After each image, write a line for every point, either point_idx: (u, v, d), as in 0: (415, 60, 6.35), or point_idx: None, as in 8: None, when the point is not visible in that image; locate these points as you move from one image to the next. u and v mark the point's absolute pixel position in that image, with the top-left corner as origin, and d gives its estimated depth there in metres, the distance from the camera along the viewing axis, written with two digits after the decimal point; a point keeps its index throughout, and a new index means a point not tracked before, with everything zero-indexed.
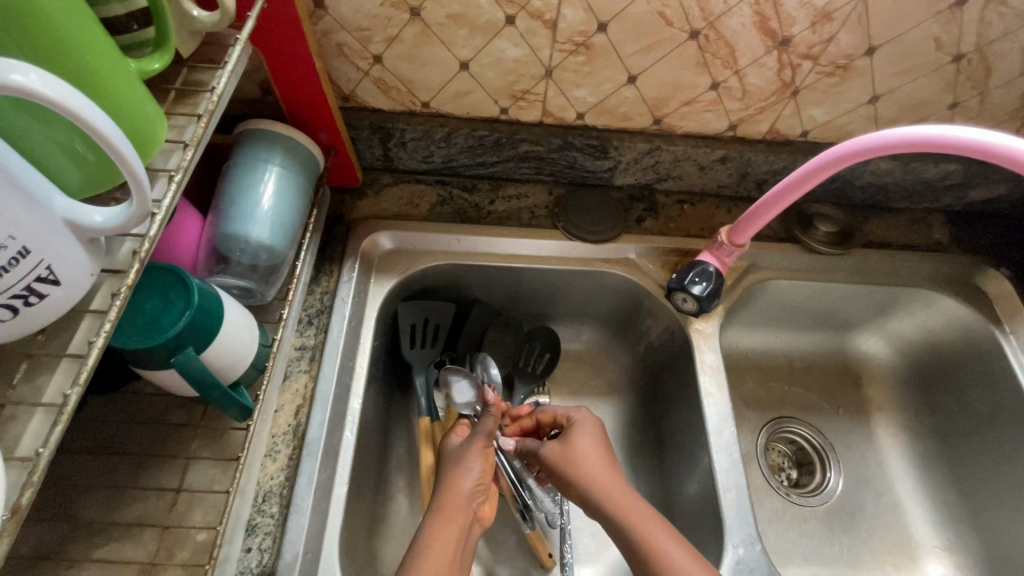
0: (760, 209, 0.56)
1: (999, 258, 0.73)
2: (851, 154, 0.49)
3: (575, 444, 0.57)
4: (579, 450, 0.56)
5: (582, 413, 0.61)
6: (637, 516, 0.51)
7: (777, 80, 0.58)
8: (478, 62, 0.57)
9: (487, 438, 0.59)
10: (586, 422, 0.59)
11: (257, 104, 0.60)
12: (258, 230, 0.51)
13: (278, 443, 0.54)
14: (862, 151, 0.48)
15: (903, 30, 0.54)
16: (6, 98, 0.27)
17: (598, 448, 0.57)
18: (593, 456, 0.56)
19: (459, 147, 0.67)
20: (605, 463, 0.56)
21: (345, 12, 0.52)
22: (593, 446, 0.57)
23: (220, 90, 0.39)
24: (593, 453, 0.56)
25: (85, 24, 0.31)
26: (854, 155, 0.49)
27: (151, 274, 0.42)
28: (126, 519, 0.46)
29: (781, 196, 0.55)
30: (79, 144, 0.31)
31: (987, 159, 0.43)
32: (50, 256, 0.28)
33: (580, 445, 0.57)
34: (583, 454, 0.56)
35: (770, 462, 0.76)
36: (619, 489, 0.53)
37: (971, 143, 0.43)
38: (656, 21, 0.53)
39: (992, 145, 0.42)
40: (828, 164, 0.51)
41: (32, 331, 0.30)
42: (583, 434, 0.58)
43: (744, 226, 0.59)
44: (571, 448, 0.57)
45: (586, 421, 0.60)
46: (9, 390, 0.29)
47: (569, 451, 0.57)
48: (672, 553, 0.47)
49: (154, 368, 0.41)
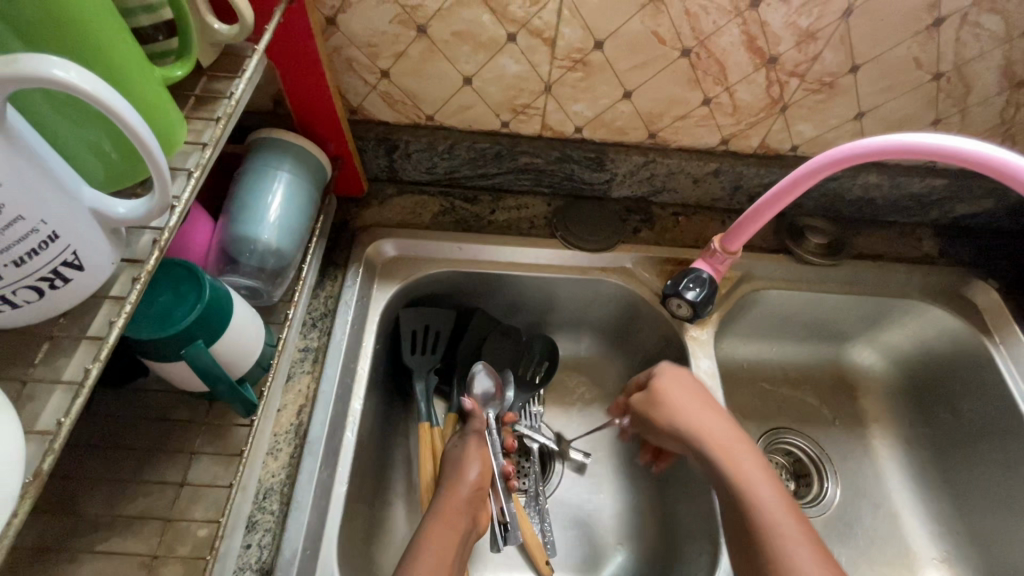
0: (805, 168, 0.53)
1: (988, 271, 0.75)
2: (862, 154, 0.50)
3: (671, 392, 0.59)
4: (674, 403, 0.58)
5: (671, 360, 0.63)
6: (739, 460, 0.53)
7: (766, 96, 0.61)
8: (481, 77, 0.60)
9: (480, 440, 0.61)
10: (678, 372, 0.61)
11: (268, 115, 0.62)
12: (267, 234, 0.52)
13: (279, 442, 0.54)
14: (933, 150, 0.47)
15: (883, 50, 0.56)
16: (35, 90, 0.29)
17: (696, 395, 0.59)
18: (686, 403, 0.58)
19: (462, 159, 0.70)
20: (705, 407, 0.58)
21: (354, 28, 0.55)
22: (688, 396, 0.58)
23: (238, 96, 0.41)
24: (688, 397, 0.58)
25: (116, 31, 0.33)
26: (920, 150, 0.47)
27: (165, 269, 0.44)
28: (129, 511, 0.46)
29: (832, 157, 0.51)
30: (97, 139, 0.32)
31: (964, 166, 0.46)
32: (77, 243, 0.30)
33: (674, 398, 0.59)
34: (678, 406, 0.58)
35: None
36: (722, 433, 0.56)
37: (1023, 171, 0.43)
38: (649, 40, 0.56)
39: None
40: (841, 159, 0.51)
41: (55, 315, 0.32)
42: (679, 377, 0.60)
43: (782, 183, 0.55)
44: (664, 400, 0.59)
45: (677, 372, 0.60)
46: (29, 367, 0.31)
47: (660, 403, 0.59)
48: (765, 497, 0.50)
49: (163, 360, 0.42)
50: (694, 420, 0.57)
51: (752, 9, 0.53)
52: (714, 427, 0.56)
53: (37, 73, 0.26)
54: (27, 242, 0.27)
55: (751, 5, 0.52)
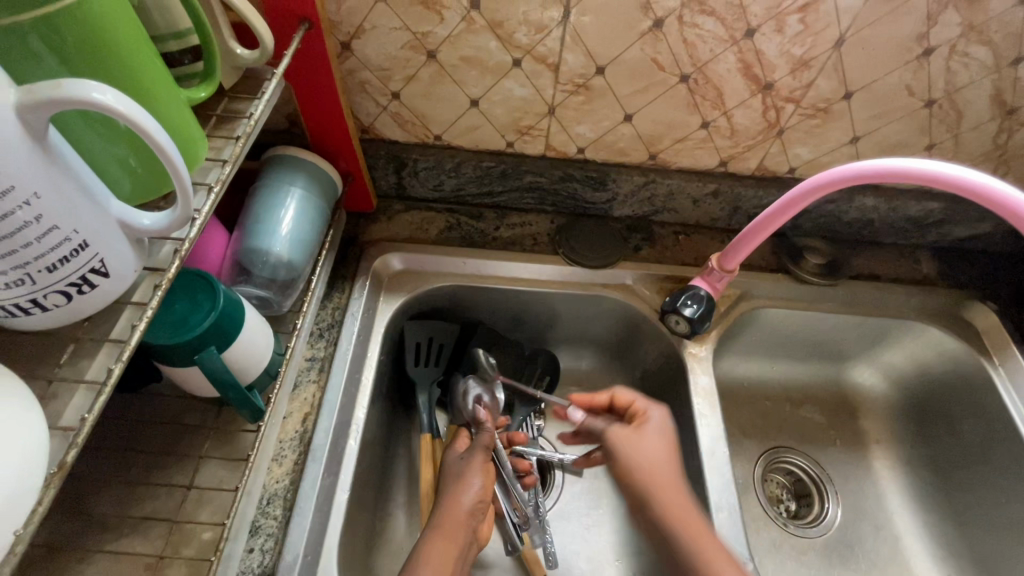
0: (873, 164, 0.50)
1: (987, 293, 0.75)
2: (861, 175, 0.51)
3: (642, 452, 0.53)
4: (647, 451, 0.53)
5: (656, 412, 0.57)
6: (708, 548, 0.46)
7: (763, 120, 0.63)
8: (487, 100, 0.63)
9: (479, 452, 0.61)
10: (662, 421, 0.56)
11: (283, 133, 0.65)
12: (279, 247, 0.55)
13: (284, 449, 0.56)
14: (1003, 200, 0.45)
15: (876, 78, 0.58)
16: (72, 111, 0.31)
17: (671, 450, 0.54)
18: (656, 467, 0.52)
19: (468, 177, 0.72)
20: (675, 478, 0.51)
21: (367, 53, 0.58)
22: (662, 456, 0.53)
23: (257, 117, 0.44)
24: (659, 460, 0.52)
25: (149, 56, 0.35)
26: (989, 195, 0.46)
27: (182, 277, 0.46)
28: (136, 513, 0.48)
29: (905, 164, 0.49)
30: (125, 155, 0.35)
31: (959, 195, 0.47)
32: (105, 253, 0.32)
33: (648, 446, 0.54)
34: (647, 466, 0.52)
35: (768, 493, 0.78)
36: (688, 512, 0.49)
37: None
38: (649, 66, 0.58)
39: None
40: (839, 179, 0.52)
41: (80, 319, 0.34)
42: (656, 435, 0.55)
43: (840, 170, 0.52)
44: (636, 445, 0.54)
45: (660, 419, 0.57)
46: (56, 367, 0.33)
47: (635, 443, 0.54)
48: None
49: (176, 364, 0.44)
50: (661, 474, 0.51)
51: (747, 38, 0.55)
52: (681, 504, 0.49)
53: (78, 96, 0.27)
54: (60, 251, 0.30)
55: (746, 34, 0.55)
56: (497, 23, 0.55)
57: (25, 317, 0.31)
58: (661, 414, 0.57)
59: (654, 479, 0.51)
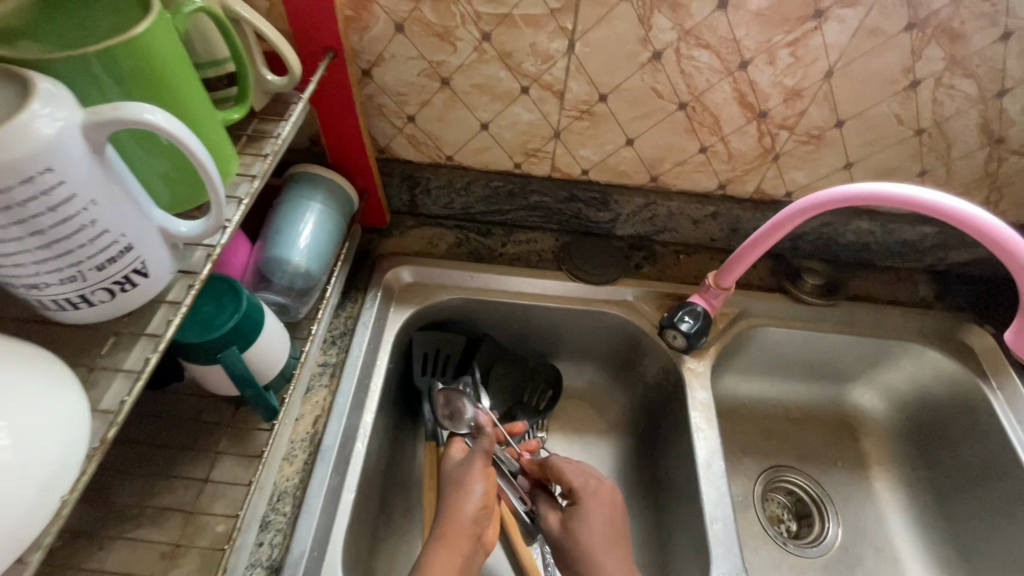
0: (967, 210, 0.48)
1: (985, 315, 0.76)
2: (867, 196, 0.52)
3: (582, 540, 0.58)
4: (583, 540, 0.58)
5: (586, 483, 0.62)
6: None
7: (759, 146, 0.66)
8: (497, 124, 0.67)
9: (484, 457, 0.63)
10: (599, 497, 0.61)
11: (305, 152, 0.69)
12: (297, 256, 0.58)
13: (295, 449, 0.58)
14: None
15: (866, 107, 0.61)
16: (124, 130, 0.35)
17: (608, 528, 0.59)
18: (596, 551, 0.57)
19: (477, 196, 0.76)
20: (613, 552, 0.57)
21: (386, 79, 0.63)
22: (601, 537, 0.58)
23: (285, 137, 0.48)
24: (598, 542, 0.58)
25: (193, 83, 0.40)
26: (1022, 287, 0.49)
27: (208, 282, 0.49)
28: (155, 504, 0.50)
29: (994, 227, 0.48)
30: (165, 169, 0.39)
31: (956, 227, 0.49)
32: (145, 257, 0.36)
33: (582, 535, 0.59)
34: (589, 553, 0.57)
35: (769, 512, 0.79)
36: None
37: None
38: (649, 94, 0.62)
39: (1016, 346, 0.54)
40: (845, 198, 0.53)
41: (119, 316, 0.37)
42: (590, 516, 0.60)
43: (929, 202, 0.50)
44: (573, 537, 0.59)
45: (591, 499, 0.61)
46: (96, 357, 0.36)
47: (571, 536, 0.59)
48: None
49: (199, 363, 0.47)
50: (598, 561, 0.57)
51: (742, 70, 0.58)
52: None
53: (133, 117, 0.31)
54: (108, 253, 0.33)
55: (740, 66, 0.58)
56: (507, 54, 0.59)
57: (72, 311, 0.35)
58: (593, 488, 0.62)
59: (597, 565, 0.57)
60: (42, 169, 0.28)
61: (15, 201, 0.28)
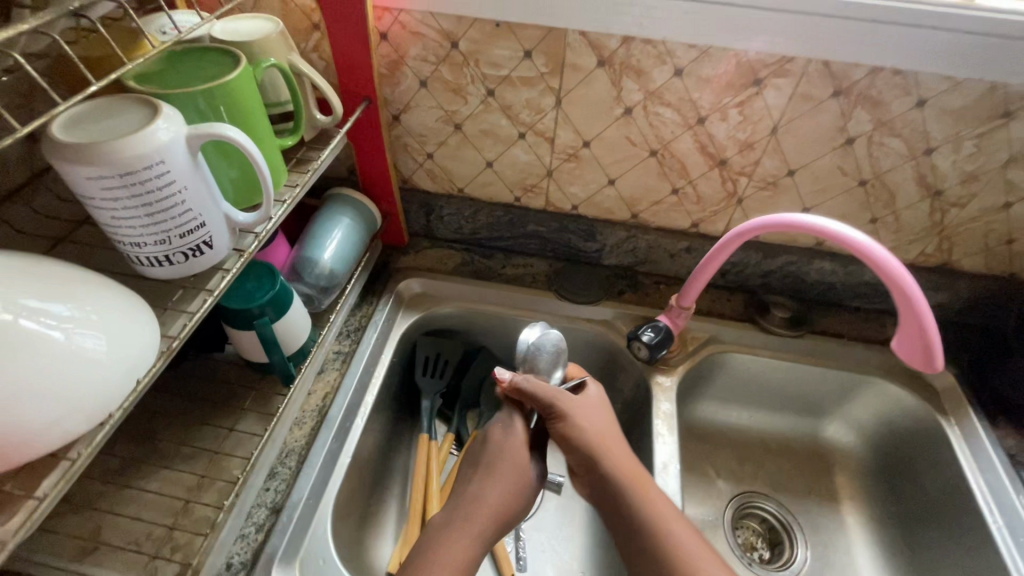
0: (868, 241, 0.52)
1: (949, 357, 0.81)
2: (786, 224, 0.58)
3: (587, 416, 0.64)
4: (586, 416, 0.64)
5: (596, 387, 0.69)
6: (652, 495, 0.59)
7: (723, 190, 0.77)
8: (499, 162, 0.80)
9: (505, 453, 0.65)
10: (579, 402, 0.65)
11: (342, 180, 0.85)
12: (326, 258, 0.72)
13: (305, 416, 0.69)
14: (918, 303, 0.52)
15: (811, 160, 0.71)
16: (210, 142, 0.50)
17: (605, 417, 0.65)
18: (598, 426, 0.63)
19: (482, 223, 0.89)
20: (609, 431, 0.63)
21: (411, 124, 0.78)
22: (600, 418, 0.65)
23: (323, 160, 0.61)
24: (599, 419, 0.64)
25: (262, 114, 0.54)
26: (913, 294, 0.52)
27: (253, 265, 0.63)
28: (190, 446, 0.62)
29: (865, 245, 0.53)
30: (233, 174, 0.53)
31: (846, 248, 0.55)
32: (212, 234, 0.49)
33: (585, 412, 0.64)
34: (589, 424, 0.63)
35: (742, 539, 0.82)
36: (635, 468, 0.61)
37: (935, 359, 0.55)
38: (624, 143, 0.74)
39: (924, 366, 0.57)
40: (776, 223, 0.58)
41: (187, 277, 0.50)
42: (591, 401, 0.66)
43: (848, 233, 0.54)
44: (576, 407, 0.64)
45: (578, 401, 0.65)
46: (168, 302, 0.49)
47: (575, 407, 0.64)
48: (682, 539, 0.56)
49: (239, 327, 0.60)
50: (609, 445, 0.62)
51: (700, 125, 0.70)
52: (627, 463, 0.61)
53: (219, 132, 0.45)
54: (188, 225, 0.47)
55: (699, 122, 0.70)
56: (507, 106, 0.73)
57: (156, 267, 0.48)
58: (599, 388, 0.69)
59: (604, 442, 0.62)
60: (158, 161, 0.42)
61: (137, 180, 0.42)
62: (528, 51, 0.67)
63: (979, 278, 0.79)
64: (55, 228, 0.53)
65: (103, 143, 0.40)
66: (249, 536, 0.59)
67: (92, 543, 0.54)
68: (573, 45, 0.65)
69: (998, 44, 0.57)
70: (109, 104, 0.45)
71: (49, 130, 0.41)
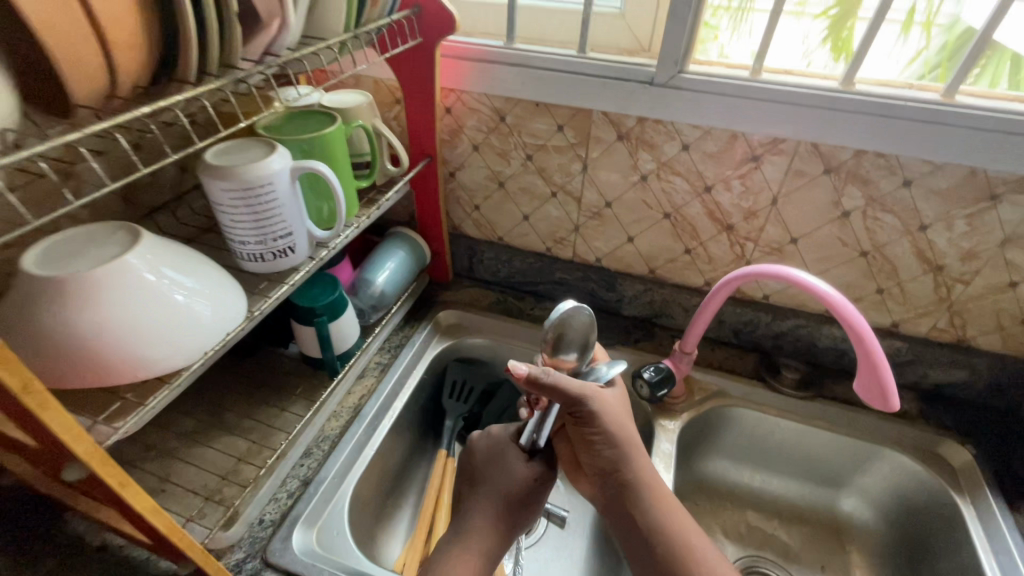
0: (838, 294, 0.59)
1: (969, 436, 0.80)
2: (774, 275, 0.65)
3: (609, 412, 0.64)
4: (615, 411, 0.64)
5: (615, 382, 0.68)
6: (670, 504, 0.63)
7: (733, 253, 0.85)
8: (534, 216, 0.94)
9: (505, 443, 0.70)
10: (608, 399, 0.63)
11: (403, 223, 1.01)
12: (381, 280, 0.87)
13: (342, 411, 0.81)
14: (874, 352, 0.59)
15: (811, 231, 0.78)
16: (306, 175, 0.66)
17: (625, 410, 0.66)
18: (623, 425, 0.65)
19: (516, 269, 1.01)
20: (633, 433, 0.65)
21: (463, 181, 0.94)
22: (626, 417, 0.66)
23: (386, 198, 0.77)
24: (623, 415, 0.65)
25: (346, 158, 0.71)
26: (869, 344, 0.59)
27: (320, 275, 0.78)
28: (249, 421, 0.74)
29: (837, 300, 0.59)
30: (318, 200, 0.69)
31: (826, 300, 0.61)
32: (295, 242, 0.64)
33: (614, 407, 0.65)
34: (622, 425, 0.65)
35: None
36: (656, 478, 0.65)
37: (891, 400, 0.60)
38: (641, 205, 0.85)
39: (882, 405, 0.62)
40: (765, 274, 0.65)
41: (270, 274, 0.65)
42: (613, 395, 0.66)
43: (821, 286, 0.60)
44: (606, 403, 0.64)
45: (609, 401, 0.65)
46: (256, 289, 0.64)
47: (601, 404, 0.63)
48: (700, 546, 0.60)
49: (303, 323, 0.74)
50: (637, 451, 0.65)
51: (707, 193, 0.80)
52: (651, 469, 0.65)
53: (313, 166, 0.61)
54: (279, 232, 0.62)
55: (707, 190, 0.80)
56: (542, 169, 0.87)
57: (252, 262, 0.64)
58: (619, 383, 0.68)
59: (630, 448, 0.65)
60: (267, 183, 0.59)
61: (251, 194, 0.58)
62: (561, 125, 0.82)
63: (997, 358, 0.80)
64: (186, 232, 0.71)
65: (234, 167, 0.57)
66: (281, 500, 0.69)
67: (162, 484, 0.66)
68: (598, 123, 0.80)
69: (977, 136, 0.64)
70: (242, 144, 0.63)
71: (201, 158, 0.59)
